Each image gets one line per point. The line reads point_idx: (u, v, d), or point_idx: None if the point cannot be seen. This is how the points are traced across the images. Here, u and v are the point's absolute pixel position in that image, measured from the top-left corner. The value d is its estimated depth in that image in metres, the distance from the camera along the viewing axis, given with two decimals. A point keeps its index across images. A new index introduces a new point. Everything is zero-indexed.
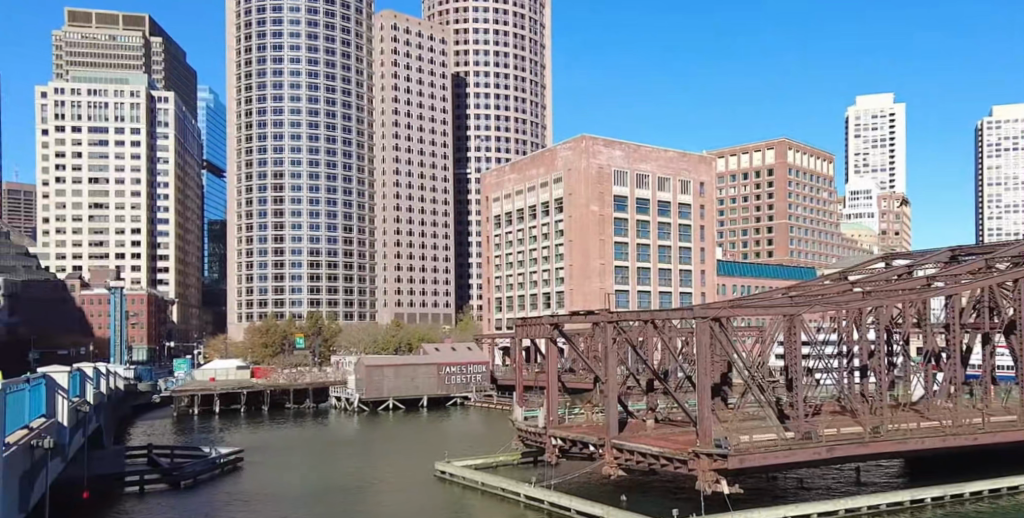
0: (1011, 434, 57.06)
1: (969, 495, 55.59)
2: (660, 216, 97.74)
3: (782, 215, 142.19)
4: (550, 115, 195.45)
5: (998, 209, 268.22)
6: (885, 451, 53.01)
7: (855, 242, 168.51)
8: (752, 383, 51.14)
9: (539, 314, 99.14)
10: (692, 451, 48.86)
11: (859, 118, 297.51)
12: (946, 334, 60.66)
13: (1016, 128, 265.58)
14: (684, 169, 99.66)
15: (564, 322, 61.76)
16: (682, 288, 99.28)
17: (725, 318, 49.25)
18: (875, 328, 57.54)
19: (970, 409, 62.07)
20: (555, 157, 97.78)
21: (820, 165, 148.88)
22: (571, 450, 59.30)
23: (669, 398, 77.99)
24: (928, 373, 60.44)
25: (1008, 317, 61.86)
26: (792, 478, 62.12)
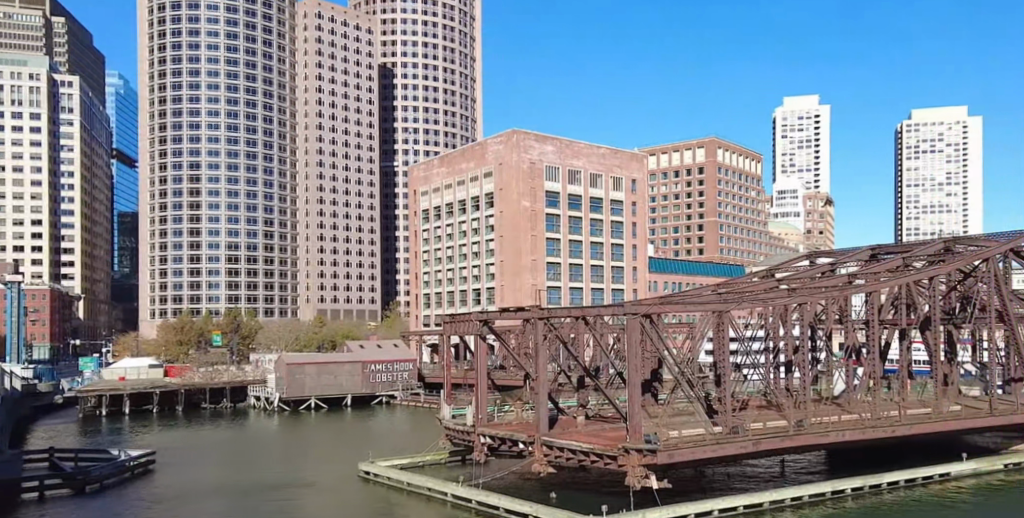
0: (928, 426, 58.56)
1: (886, 485, 57.08)
2: (592, 213, 97.37)
3: (712, 213, 143.56)
4: (480, 108, 194.57)
5: (915, 209, 276.31)
6: (807, 445, 53.51)
7: (782, 240, 171.29)
8: (681, 378, 50.89)
9: (469, 310, 97.70)
10: (622, 447, 48.43)
11: (786, 119, 303.04)
12: (868, 329, 61.56)
13: (933, 130, 275.66)
14: (616, 165, 99.46)
15: (494, 319, 60.92)
16: (614, 285, 98.99)
17: (655, 314, 49.07)
18: (800, 323, 57.90)
19: (889, 402, 63.43)
20: (486, 150, 96.27)
21: (749, 164, 150.89)
22: (500, 448, 58.40)
23: (599, 395, 77.80)
24: (850, 367, 61.15)
25: (924, 313, 63.44)
26: (720, 471, 62.47)
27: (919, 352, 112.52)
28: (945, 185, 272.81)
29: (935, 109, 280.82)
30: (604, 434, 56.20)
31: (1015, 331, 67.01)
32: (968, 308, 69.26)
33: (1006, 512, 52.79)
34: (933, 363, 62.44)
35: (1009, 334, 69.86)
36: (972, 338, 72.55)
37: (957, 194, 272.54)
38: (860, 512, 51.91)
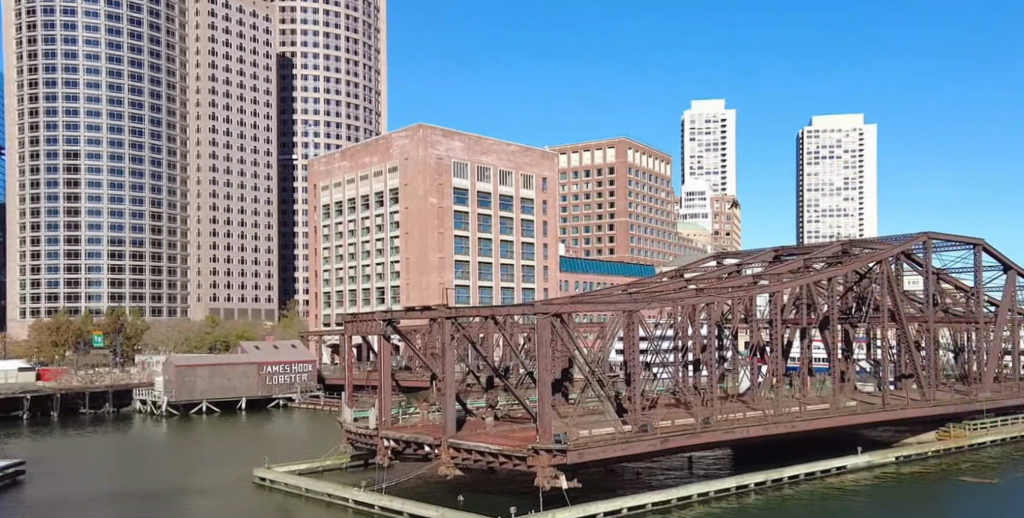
0: (828, 421, 59.52)
1: (787, 479, 58.14)
2: (502, 210, 95.94)
3: (623, 213, 143.93)
4: (383, 102, 191.68)
5: (816, 213, 283.98)
6: (714, 442, 53.55)
7: (690, 241, 173.42)
8: (590, 377, 50.00)
9: (372, 309, 95.18)
10: (531, 447, 47.12)
11: (693, 122, 307.59)
12: (771, 327, 62.06)
13: (833, 136, 283.59)
14: (526, 163, 98.29)
15: (398, 318, 58.94)
16: (524, 284, 97.78)
17: (565, 313, 48.00)
18: (707, 322, 57.69)
19: (790, 399, 64.07)
20: (390, 145, 93.91)
21: (658, 164, 152.16)
22: (405, 452, 56.26)
23: (508, 395, 76.47)
24: (754, 365, 61.46)
25: (823, 312, 64.32)
26: (629, 470, 62.07)
27: (819, 350, 116.05)
28: (843, 189, 281.87)
29: (835, 115, 289.21)
30: (514, 435, 55.07)
31: (909, 329, 68.67)
32: (865, 307, 70.98)
33: (901, 503, 54.28)
34: (832, 360, 63.35)
35: (903, 333, 71.39)
36: (870, 336, 74.27)
37: (854, 199, 281.45)
38: (763, 506, 52.39)
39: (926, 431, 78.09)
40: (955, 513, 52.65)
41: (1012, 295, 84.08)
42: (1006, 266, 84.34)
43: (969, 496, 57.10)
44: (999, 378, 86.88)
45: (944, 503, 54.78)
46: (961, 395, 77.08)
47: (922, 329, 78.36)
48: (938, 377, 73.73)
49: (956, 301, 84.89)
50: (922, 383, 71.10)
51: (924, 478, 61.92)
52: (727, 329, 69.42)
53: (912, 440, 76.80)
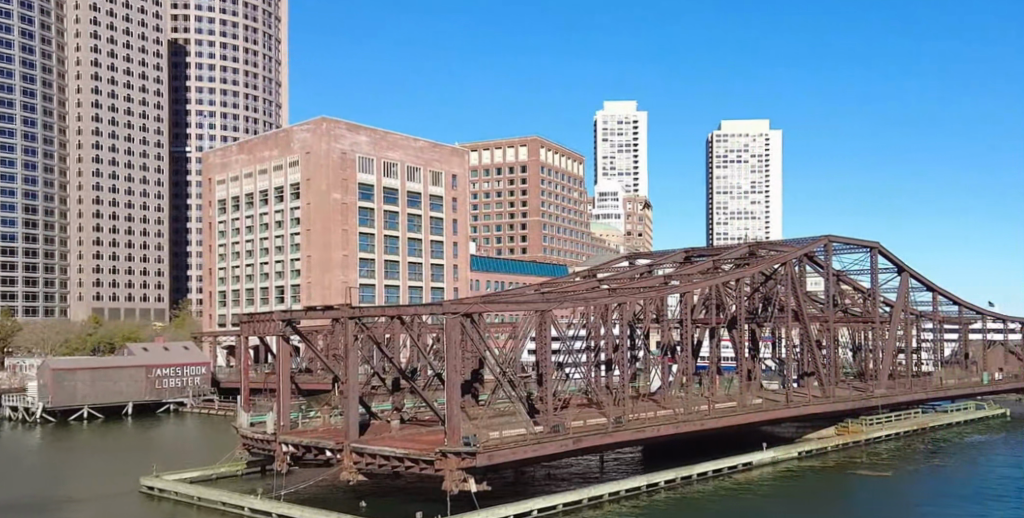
0: (735, 419, 60.03)
1: (696, 476, 58.63)
2: (410, 207, 94.01)
3: (535, 212, 143.38)
4: (283, 94, 188.43)
5: (724, 215, 289.20)
6: (626, 442, 53.20)
7: (603, 241, 174.34)
8: (501, 377, 48.79)
9: (271, 309, 92.05)
10: (439, 451, 45.47)
11: (606, 123, 309.68)
12: (682, 327, 62.50)
13: (740, 141, 290.50)
14: (435, 159, 96.62)
15: (299, 318, 56.13)
16: (433, 283, 96.00)
17: (476, 313, 47.05)
18: (620, 322, 57.22)
19: (699, 398, 64.25)
20: (290, 139, 90.83)
21: (570, 164, 152.33)
22: (304, 457, 53.78)
23: (415, 397, 74.75)
24: (666, 364, 61.53)
25: (731, 314, 64.55)
26: (538, 472, 61.33)
27: (727, 348, 118.10)
28: (750, 193, 288.67)
29: (742, 120, 296.06)
30: (421, 438, 53.32)
31: (811, 329, 69.60)
32: (771, 307, 71.94)
33: (804, 497, 55.06)
34: (739, 359, 63.98)
35: (806, 333, 72.58)
36: (775, 335, 75.26)
37: (761, 202, 288.70)
38: (672, 503, 52.30)
39: (826, 427, 79.98)
40: (856, 504, 53.61)
41: (905, 296, 86.68)
42: (901, 268, 87.00)
43: (867, 488, 58.38)
44: (894, 375, 89.58)
45: (845, 496, 55.74)
46: (859, 392, 79.03)
47: (823, 329, 79.99)
48: (839, 374, 75.39)
49: (854, 301, 86.90)
50: (823, 381, 72.54)
51: (825, 473, 63.07)
52: (638, 329, 71.99)
53: (813, 436, 78.53)
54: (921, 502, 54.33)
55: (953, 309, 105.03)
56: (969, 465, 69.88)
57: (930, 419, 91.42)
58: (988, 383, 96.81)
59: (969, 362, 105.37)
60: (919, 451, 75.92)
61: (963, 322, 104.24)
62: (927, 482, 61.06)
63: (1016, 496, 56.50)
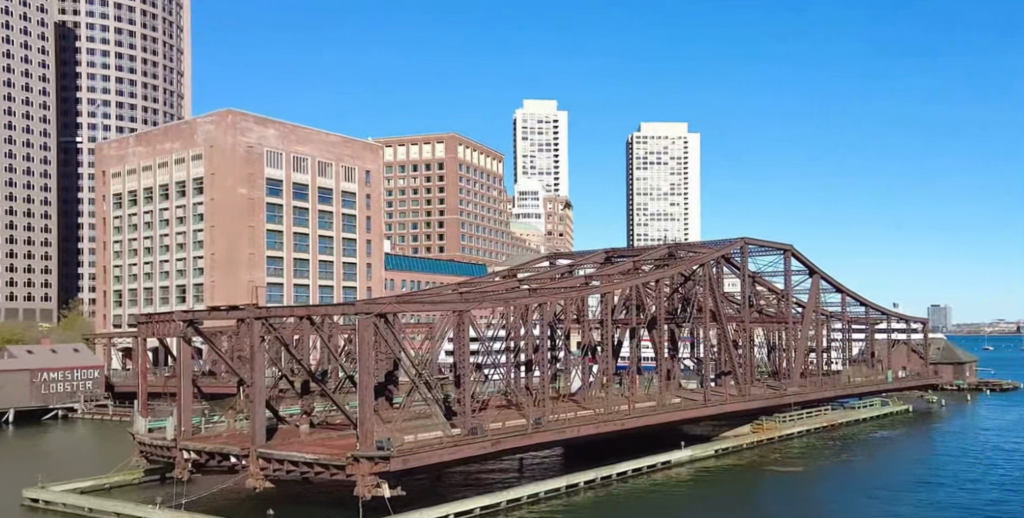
0: (654, 418, 59.83)
1: (616, 476, 58.31)
2: (321, 204, 91.31)
3: (453, 211, 141.37)
4: (185, 85, 183.08)
5: (644, 216, 291.26)
6: (544, 443, 52.25)
7: (524, 240, 173.65)
8: (416, 380, 47.18)
9: (171, 309, 88.21)
10: (352, 455, 43.41)
11: (526, 121, 308.45)
12: (602, 328, 62.72)
13: (660, 143, 292.82)
14: (348, 155, 94.17)
15: (203, 319, 53.07)
16: (345, 282, 93.54)
17: (391, 314, 45.35)
18: (540, 322, 56.84)
19: (618, 398, 63.91)
20: (194, 131, 87.05)
21: (489, 162, 150.85)
22: (207, 464, 51.17)
23: (327, 400, 72.43)
24: (586, 365, 61.47)
25: (650, 314, 65.35)
26: (456, 476, 60.02)
27: (646, 348, 118.53)
28: (669, 195, 292.15)
29: (661, 122, 298.96)
30: (331, 443, 51.25)
31: (728, 330, 70.04)
32: (690, 308, 72.59)
33: (721, 494, 54.99)
34: (658, 359, 64.42)
35: (722, 333, 73.06)
36: (693, 336, 75.54)
37: (679, 204, 292.67)
38: (592, 503, 51.57)
39: (741, 424, 80.50)
40: (770, 500, 53.80)
41: (817, 297, 88.15)
42: (813, 269, 88.32)
43: (781, 484, 58.72)
44: (806, 373, 91.00)
45: (761, 492, 55.86)
46: (773, 390, 79.82)
47: (739, 329, 80.61)
48: (754, 374, 76.04)
49: (768, 302, 88.09)
50: (739, 379, 72.92)
51: (740, 470, 63.28)
52: (560, 329, 72.33)
53: (729, 433, 78.94)
54: (833, 497, 54.79)
55: (861, 309, 107.36)
56: (878, 460, 71.15)
57: (839, 416, 93.18)
58: (893, 380, 99.31)
59: (876, 361, 107.93)
60: (829, 447, 77.10)
61: (870, 322, 106.64)
62: (838, 477, 61.75)
63: (921, 489, 57.56)
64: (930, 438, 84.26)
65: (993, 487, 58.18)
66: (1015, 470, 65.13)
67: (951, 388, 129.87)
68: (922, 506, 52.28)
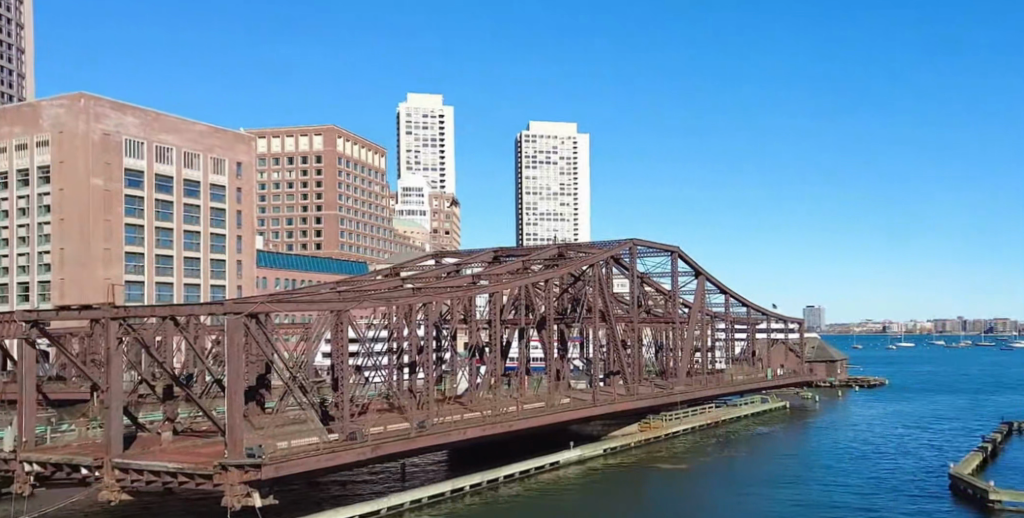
0: (542, 420, 58.27)
1: (502, 479, 56.57)
2: (186, 197, 86.27)
3: (330, 207, 137.08)
4: (30, 67, 170.35)
5: (535, 216, 290.27)
6: (427, 448, 49.78)
7: (407, 238, 170.28)
8: (291, 383, 43.84)
9: (14, 308, 81.23)
10: (219, 464, 39.59)
11: (409, 116, 299.90)
12: (488, 328, 61.33)
13: (549, 143, 294.23)
14: (215, 145, 89.42)
15: (47, 319, 46.72)
16: (212, 280, 88.73)
17: (265, 313, 41.63)
18: (425, 323, 54.80)
19: (506, 400, 62.16)
20: (40, 115, 80.38)
21: (368, 156, 146.26)
22: (53, 478, 46.22)
23: (191, 405, 67.80)
24: (472, 365, 59.93)
25: (539, 315, 65.48)
26: (334, 482, 57.08)
27: (536, 348, 117.54)
28: (558, 194, 293.33)
29: (549, 122, 299.47)
30: (196, 451, 47.18)
31: (616, 330, 69.29)
32: (579, 308, 72.12)
33: (605, 494, 53.84)
34: (546, 360, 63.93)
35: (611, 333, 72.26)
36: (581, 336, 74.77)
37: (568, 204, 294.42)
38: (477, 508, 49.62)
39: (629, 423, 80.06)
40: (654, 498, 52.96)
41: (702, 298, 88.52)
42: (698, 271, 88.65)
43: (665, 482, 58.02)
44: (690, 372, 91.52)
45: (648, 492, 54.96)
46: (659, 389, 79.65)
47: (626, 329, 80.11)
48: (641, 373, 75.63)
49: (656, 303, 88.25)
50: (628, 379, 72.28)
51: (627, 469, 62.41)
52: (446, 329, 70.14)
53: (617, 433, 78.30)
54: (714, 494, 54.34)
55: (742, 309, 109.06)
56: (758, 456, 71.58)
57: (721, 413, 94.09)
58: (772, 378, 101.20)
59: (756, 360, 110.15)
60: (713, 444, 77.47)
61: (750, 321, 108.41)
62: (721, 474, 61.66)
63: (797, 483, 57.87)
64: (807, 434, 85.94)
65: (866, 480, 58.95)
66: (886, 463, 66.55)
67: (826, 385, 133.67)
68: (798, 500, 52.31)
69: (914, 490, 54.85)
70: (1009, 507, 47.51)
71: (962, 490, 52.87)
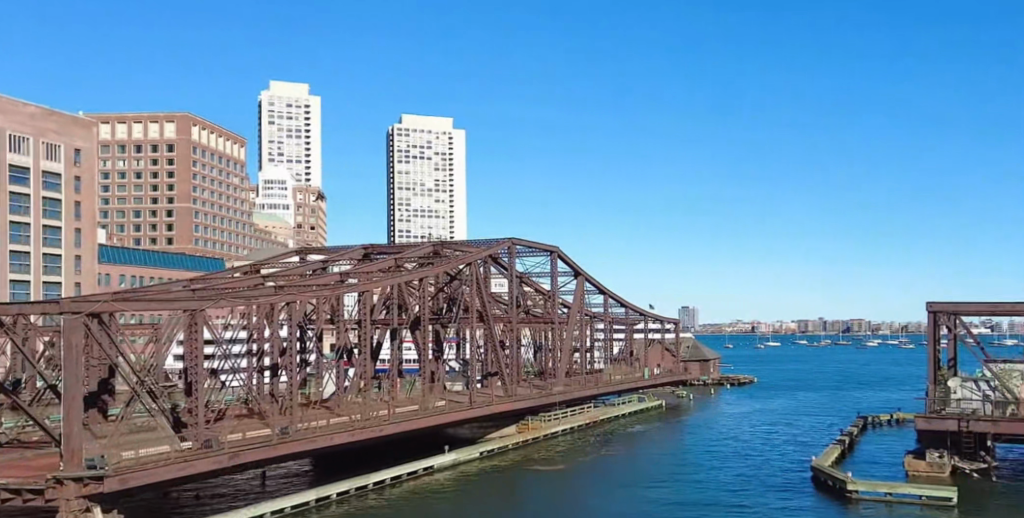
0: (414, 423, 55.53)
1: (371, 485, 53.64)
2: (14, 185, 70.08)
3: (184, 199, 119.86)
4: None
5: (407, 213, 280.51)
6: (291, 455, 46.12)
7: (269, 234, 160.06)
8: (139, 388, 38.99)
9: None
10: (52, 476, 34.41)
11: (272, 104, 255.51)
12: (357, 328, 58.21)
13: (422, 137, 285.71)
14: (51, 127, 73.86)
15: None
16: (45, 281, 72.97)
17: (110, 312, 36.64)
18: (288, 324, 50.55)
19: (377, 403, 58.95)
20: None
21: (228, 146, 130.38)
22: None
23: (20, 415, 60.87)
24: (340, 368, 56.31)
25: (413, 314, 62.68)
26: (187, 493, 52.41)
27: (408, 349, 114.09)
28: (433, 191, 285.70)
29: (422, 116, 291.05)
30: (23, 466, 41.51)
31: (493, 330, 67.23)
32: (455, 308, 69.91)
33: (479, 498, 51.71)
34: (420, 361, 61.44)
35: (488, 333, 70.07)
36: (457, 336, 72.33)
37: (443, 201, 288.02)
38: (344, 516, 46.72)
39: (507, 424, 78.20)
40: (529, 501, 51.05)
41: (581, 298, 87.55)
42: (577, 271, 87.82)
43: (541, 483, 56.18)
44: (570, 372, 90.17)
45: (524, 494, 52.99)
46: (538, 390, 77.93)
47: (504, 329, 78.18)
48: (518, 373, 73.84)
49: (535, 303, 86.54)
50: (505, 380, 70.22)
51: (503, 471, 60.37)
52: (312, 329, 66.03)
53: (494, 435, 76.12)
54: (593, 495, 52.76)
55: (619, 309, 108.47)
56: (634, 454, 70.73)
57: (599, 413, 93.28)
58: (649, 378, 101.18)
59: (634, 359, 110.45)
60: (590, 444, 76.34)
61: (628, 322, 107.99)
62: (596, 473, 60.44)
63: (671, 480, 57.17)
64: (681, 432, 86.07)
65: (737, 477, 58.51)
66: (758, 459, 66.76)
67: (698, 383, 135.79)
68: (675, 498, 51.38)
69: (779, 484, 55.00)
70: (865, 496, 47.73)
71: (824, 481, 53.44)
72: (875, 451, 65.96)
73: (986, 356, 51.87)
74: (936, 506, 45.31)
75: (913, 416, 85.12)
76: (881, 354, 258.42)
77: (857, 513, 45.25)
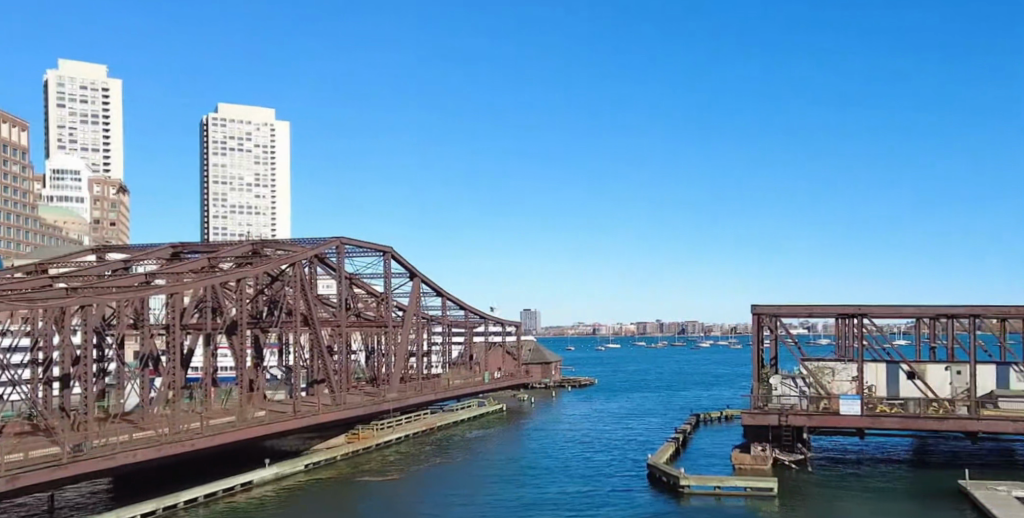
0: (229, 436, 49.81)
1: (181, 505, 47.87)
2: None
3: None
4: None
5: (223, 209, 263.95)
6: (83, 477, 39.55)
7: (63, 231, 145.70)
8: None
9: None
10: None
11: (62, 86, 220.57)
12: (165, 334, 51.58)
13: (240, 128, 269.94)
14: None
15: None
16: None
17: None
18: (80, 329, 43.70)
19: (188, 415, 52.69)
20: None
21: (7, 131, 117.72)
22: None
23: None
24: (144, 378, 49.32)
25: (231, 317, 56.55)
26: None
27: (225, 356, 106.56)
28: (252, 186, 270.16)
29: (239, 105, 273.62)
30: None
31: (320, 334, 62.23)
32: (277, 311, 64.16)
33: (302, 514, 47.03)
34: (238, 369, 55.49)
35: (314, 338, 64.96)
36: (280, 341, 66.81)
37: (264, 196, 273.24)
38: None
39: (335, 434, 73.33)
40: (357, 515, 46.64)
41: (416, 300, 83.48)
42: (413, 272, 83.89)
43: (372, 496, 51.98)
44: (405, 377, 85.97)
45: (352, 508, 48.71)
46: (370, 397, 73.22)
47: (333, 333, 73.01)
48: (347, 379, 69.12)
49: (367, 305, 81.63)
50: (333, 387, 64.97)
51: (330, 484, 55.78)
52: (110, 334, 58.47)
53: (321, 446, 70.97)
54: (428, 507, 49.05)
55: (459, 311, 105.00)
56: (471, 460, 67.64)
57: (436, 420, 89.68)
58: (489, 381, 98.51)
59: (471, 362, 107.29)
60: (425, 452, 72.62)
61: (468, 324, 104.79)
62: (429, 482, 56.81)
63: (506, 486, 54.40)
64: (520, 435, 83.87)
65: (575, 479, 56.41)
66: (596, 461, 65.03)
67: (539, 385, 134.84)
68: (511, 505, 48.59)
69: (615, 484, 53.24)
70: (695, 491, 46.18)
71: (657, 478, 52.12)
72: (708, 448, 65.79)
73: (801, 355, 51.04)
74: (761, 498, 44.45)
75: (741, 412, 86.63)
76: (708, 355, 267.95)
77: (687, 510, 43.48)
